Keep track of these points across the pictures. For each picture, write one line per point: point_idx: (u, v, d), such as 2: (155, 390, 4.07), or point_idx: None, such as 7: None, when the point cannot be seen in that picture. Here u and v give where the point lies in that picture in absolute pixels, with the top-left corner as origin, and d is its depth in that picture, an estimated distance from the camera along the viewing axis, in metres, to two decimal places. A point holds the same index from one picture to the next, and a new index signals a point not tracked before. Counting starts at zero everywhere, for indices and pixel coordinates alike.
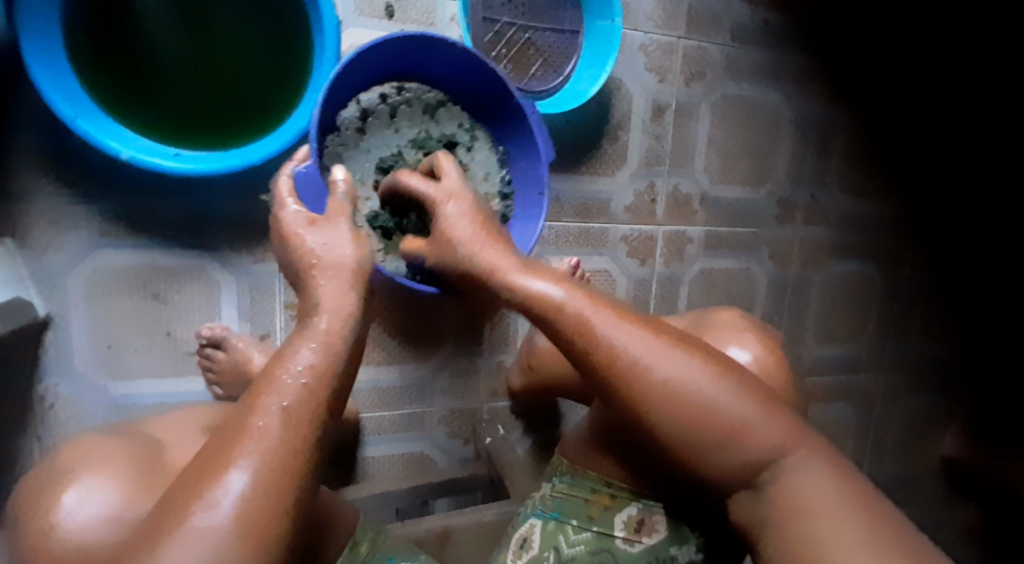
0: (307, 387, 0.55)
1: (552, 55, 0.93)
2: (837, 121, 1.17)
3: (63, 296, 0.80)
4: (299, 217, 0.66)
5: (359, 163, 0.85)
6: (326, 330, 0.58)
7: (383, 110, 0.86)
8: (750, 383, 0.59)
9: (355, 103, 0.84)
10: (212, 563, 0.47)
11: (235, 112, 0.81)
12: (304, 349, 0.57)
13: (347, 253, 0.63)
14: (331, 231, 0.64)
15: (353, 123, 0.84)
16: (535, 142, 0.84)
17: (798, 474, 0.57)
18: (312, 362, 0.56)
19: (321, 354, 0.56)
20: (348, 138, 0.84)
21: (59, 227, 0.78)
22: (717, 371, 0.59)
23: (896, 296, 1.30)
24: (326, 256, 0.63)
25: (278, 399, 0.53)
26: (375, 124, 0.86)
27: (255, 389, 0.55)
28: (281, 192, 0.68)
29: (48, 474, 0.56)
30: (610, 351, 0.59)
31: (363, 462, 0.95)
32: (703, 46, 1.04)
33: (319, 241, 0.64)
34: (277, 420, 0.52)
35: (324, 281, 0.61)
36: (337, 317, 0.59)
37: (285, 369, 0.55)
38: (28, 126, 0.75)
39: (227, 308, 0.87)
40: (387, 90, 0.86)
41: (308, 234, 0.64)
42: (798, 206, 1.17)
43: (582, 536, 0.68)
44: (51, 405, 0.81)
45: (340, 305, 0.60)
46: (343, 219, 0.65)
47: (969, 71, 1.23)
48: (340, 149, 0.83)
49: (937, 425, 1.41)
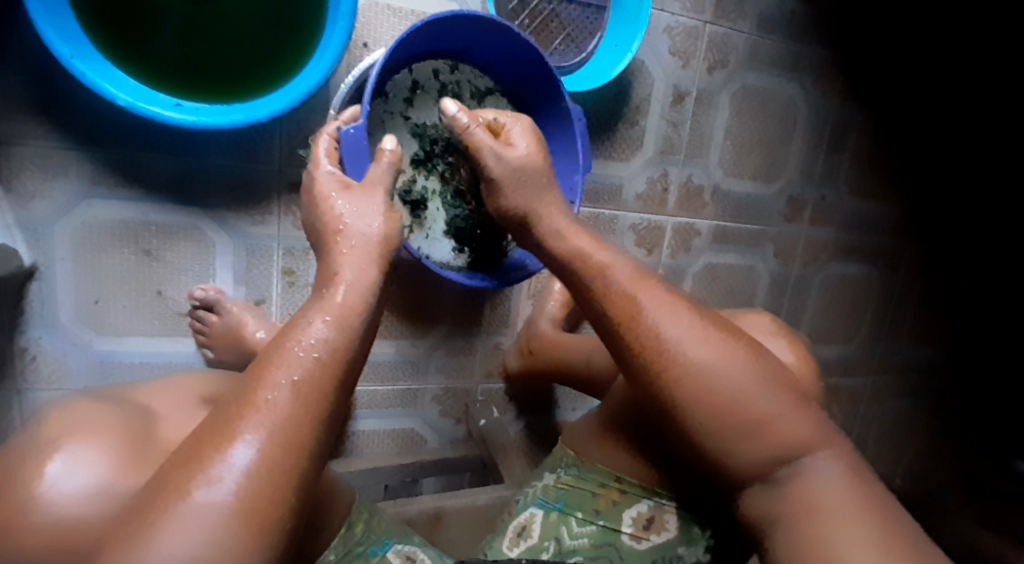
0: (319, 361, 0.52)
1: (575, 30, 0.89)
2: (853, 121, 1.15)
3: (49, 248, 0.76)
4: (332, 180, 0.64)
5: (400, 133, 0.83)
6: (341, 303, 0.55)
7: (433, 84, 0.84)
8: (784, 381, 0.58)
9: (408, 73, 0.82)
10: (213, 545, 0.44)
11: (244, 64, 0.76)
12: (317, 321, 0.54)
13: (375, 225, 0.61)
14: (366, 200, 0.62)
15: (402, 91, 0.83)
16: (575, 147, 0.82)
17: (823, 477, 0.56)
18: (325, 337, 0.53)
19: (335, 329, 0.54)
20: (394, 107, 0.82)
21: (50, 174, 0.74)
22: (744, 365, 0.57)
23: (891, 303, 1.30)
24: (354, 224, 0.60)
25: (288, 372, 0.51)
26: (424, 98, 0.84)
27: (265, 359, 0.52)
28: (318, 152, 0.67)
29: (28, 437, 0.52)
30: (650, 339, 0.58)
31: (354, 435, 0.93)
32: (729, 33, 1.01)
33: (349, 208, 0.61)
34: (287, 394, 0.50)
35: (346, 249, 0.59)
36: (355, 289, 0.57)
37: (297, 341, 0.52)
38: (19, 64, 0.70)
39: (222, 269, 0.84)
40: (441, 66, 0.84)
41: (339, 199, 0.62)
42: (807, 206, 1.16)
43: (587, 528, 0.69)
44: (33, 359, 0.78)
45: (358, 278, 0.57)
46: (379, 191, 0.63)
47: (984, 83, 1.21)
48: (385, 116, 0.82)
49: (914, 430, 1.44)
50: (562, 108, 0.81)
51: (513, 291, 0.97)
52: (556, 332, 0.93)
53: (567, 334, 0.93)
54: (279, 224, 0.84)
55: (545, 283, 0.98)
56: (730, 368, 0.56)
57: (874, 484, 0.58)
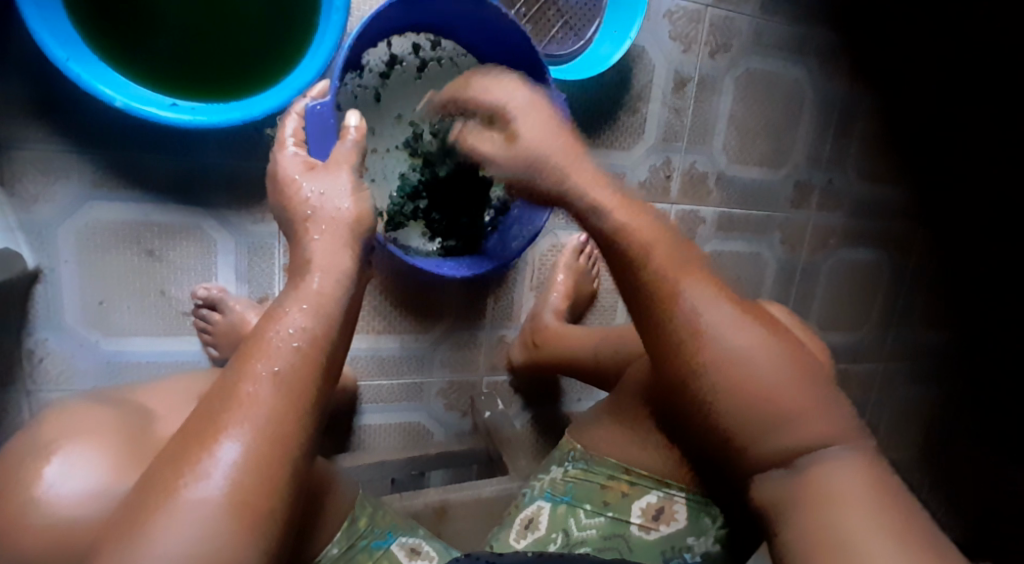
0: (299, 351, 0.52)
1: (573, 17, 0.88)
2: (860, 103, 1.13)
3: (54, 250, 0.77)
4: (297, 161, 0.64)
5: (371, 111, 0.83)
6: (318, 291, 0.55)
7: (412, 61, 0.84)
8: (795, 366, 0.56)
9: (386, 47, 0.82)
10: (203, 541, 0.44)
11: (240, 61, 0.76)
12: (293, 310, 0.54)
13: (344, 207, 0.60)
14: (330, 180, 0.62)
15: (377, 66, 0.82)
16: None
17: (826, 465, 0.55)
18: (304, 325, 0.53)
19: (313, 317, 0.54)
20: (368, 81, 0.82)
21: (50, 176, 0.74)
22: (752, 351, 0.56)
23: (903, 286, 1.28)
24: (321, 207, 0.60)
25: (269, 363, 0.51)
26: (401, 75, 0.84)
27: (247, 349, 0.52)
28: (284, 133, 0.67)
29: (29, 440, 0.53)
30: None
31: (360, 430, 0.94)
32: (732, 16, 0.99)
33: (314, 190, 0.61)
34: (268, 385, 0.50)
35: (317, 235, 0.59)
36: (330, 276, 0.57)
37: (275, 331, 0.52)
38: (17, 68, 0.70)
39: (224, 268, 0.84)
40: (421, 41, 0.84)
41: (305, 181, 0.62)
42: (814, 190, 1.14)
43: (595, 520, 0.69)
44: (41, 360, 0.79)
45: (333, 263, 0.57)
46: (343, 169, 0.63)
47: (998, 61, 1.18)
48: (358, 92, 0.81)
49: (929, 416, 1.42)
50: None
51: (518, 281, 0.97)
52: (560, 324, 0.93)
53: (572, 326, 0.93)
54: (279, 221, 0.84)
55: (549, 274, 0.98)
56: (741, 351, 0.55)
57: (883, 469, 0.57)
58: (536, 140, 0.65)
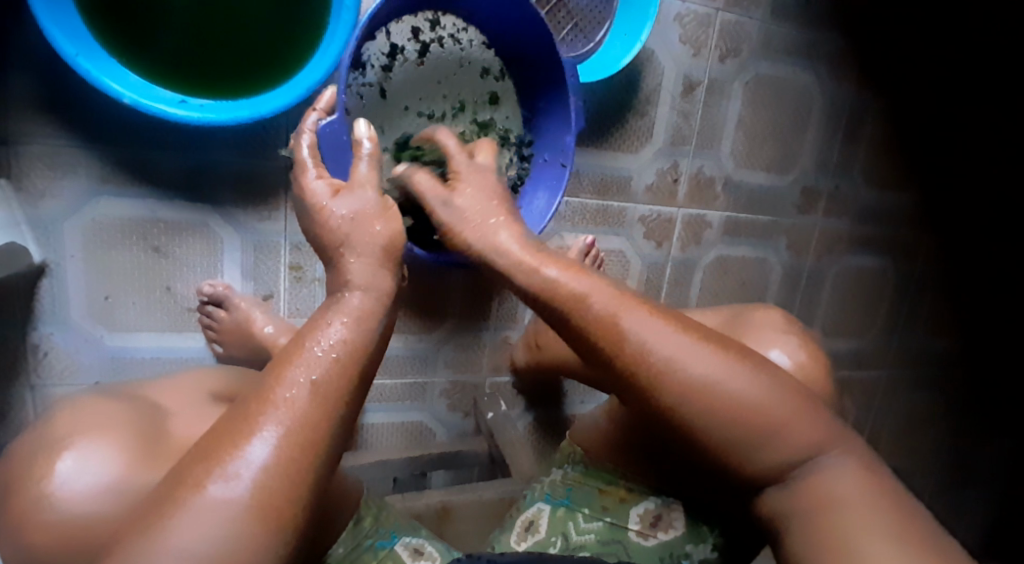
0: (338, 362, 0.52)
1: (583, 19, 0.88)
2: (869, 110, 1.13)
3: (60, 245, 0.77)
4: (322, 187, 0.62)
5: (379, 106, 0.83)
6: (359, 306, 0.56)
7: (413, 47, 0.82)
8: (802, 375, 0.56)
9: (386, 37, 0.80)
10: (223, 543, 0.44)
11: (248, 58, 0.76)
12: (335, 323, 0.54)
13: (376, 229, 0.60)
14: (358, 200, 0.61)
15: (379, 59, 0.81)
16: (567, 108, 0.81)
17: (833, 476, 0.55)
18: (343, 337, 0.53)
19: (353, 330, 0.54)
20: (371, 76, 0.81)
21: (57, 171, 0.74)
22: (753, 379, 0.54)
23: (907, 294, 1.28)
24: (354, 230, 0.60)
25: (307, 371, 0.51)
26: (405, 64, 0.83)
27: (281, 358, 0.52)
28: (302, 155, 0.64)
29: (38, 437, 0.53)
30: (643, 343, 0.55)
31: (364, 429, 0.94)
32: (741, 20, 0.99)
33: (346, 214, 0.60)
34: (307, 392, 0.50)
35: (353, 257, 0.59)
36: (371, 294, 0.57)
37: (315, 343, 0.53)
38: (27, 63, 0.70)
39: (230, 266, 0.84)
40: (420, 23, 0.81)
41: (334, 203, 0.61)
42: (821, 196, 1.14)
43: (593, 524, 0.69)
44: (45, 355, 0.79)
45: (372, 283, 0.58)
46: (368, 187, 0.62)
47: (1005, 69, 1.18)
48: (364, 90, 0.81)
49: (932, 423, 1.42)
50: (559, 77, 0.79)
51: None
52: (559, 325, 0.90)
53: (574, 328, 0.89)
54: (285, 219, 0.84)
55: None
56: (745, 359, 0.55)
57: (890, 479, 0.56)
58: (472, 203, 0.66)
